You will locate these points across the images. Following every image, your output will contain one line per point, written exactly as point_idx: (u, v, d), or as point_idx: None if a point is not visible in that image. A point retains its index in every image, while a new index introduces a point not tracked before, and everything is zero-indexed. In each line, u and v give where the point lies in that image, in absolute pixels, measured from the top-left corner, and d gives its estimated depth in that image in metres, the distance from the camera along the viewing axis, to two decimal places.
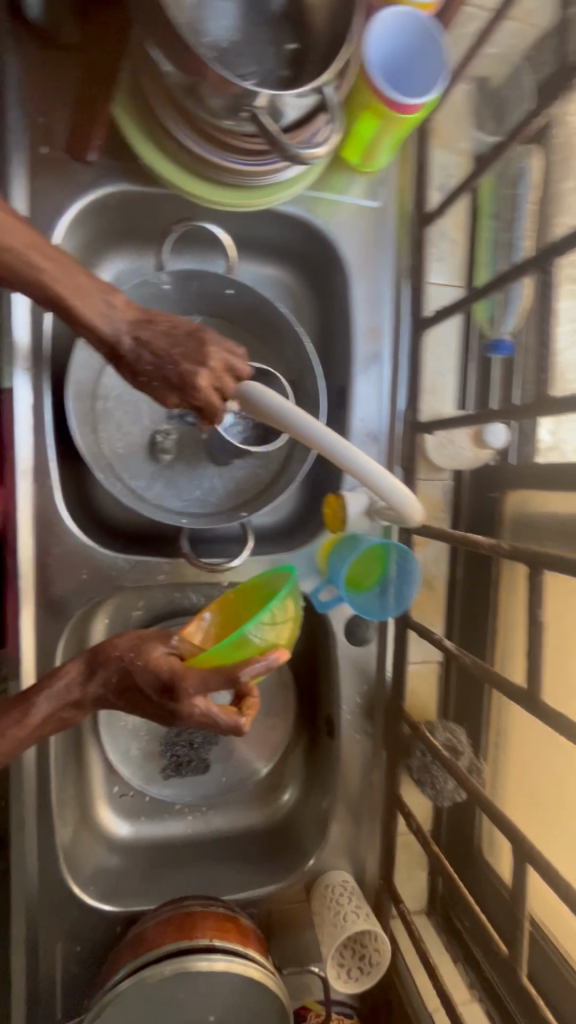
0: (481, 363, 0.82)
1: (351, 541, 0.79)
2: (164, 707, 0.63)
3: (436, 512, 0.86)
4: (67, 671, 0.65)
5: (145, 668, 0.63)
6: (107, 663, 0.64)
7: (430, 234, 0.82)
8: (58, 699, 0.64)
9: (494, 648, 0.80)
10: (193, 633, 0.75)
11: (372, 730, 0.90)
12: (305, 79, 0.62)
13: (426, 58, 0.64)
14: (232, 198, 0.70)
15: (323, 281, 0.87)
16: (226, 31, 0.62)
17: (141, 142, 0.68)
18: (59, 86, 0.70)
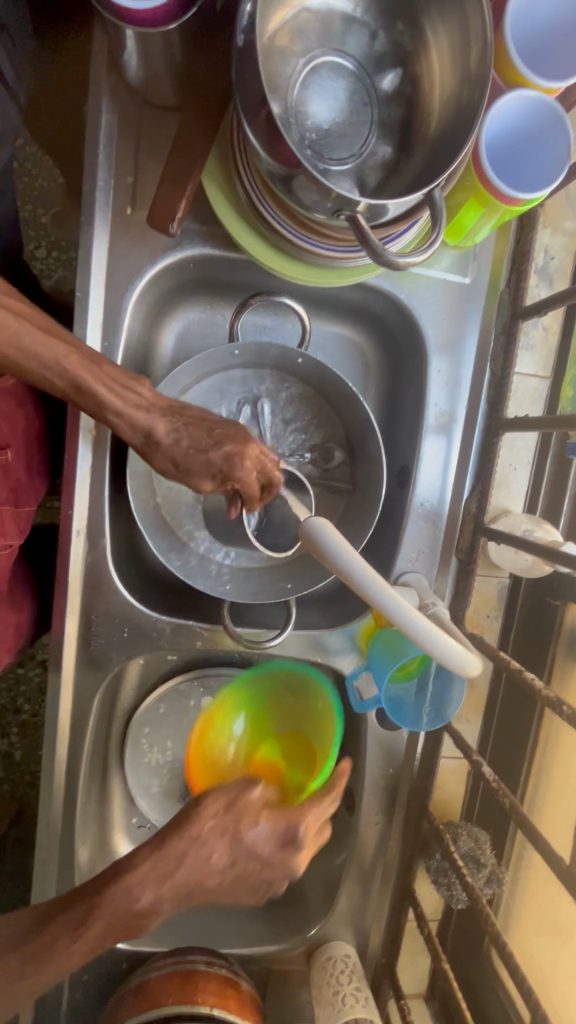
0: (558, 462, 0.79)
1: (394, 640, 0.76)
2: (273, 862, 0.58)
3: (490, 607, 0.82)
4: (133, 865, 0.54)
5: (250, 834, 0.56)
6: (194, 848, 0.55)
7: (521, 325, 0.76)
8: (126, 899, 0.53)
9: (528, 775, 0.79)
10: (226, 755, 0.89)
11: (391, 817, 0.88)
12: (409, 169, 0.57)
13: (546, 150, 0.58)
14: (313, 277, 0.67)
15: (397, 350, 0.81)
16: (330, 109, 0.57)
17: (228, 213, 0.66)
18: (151, 145, 0.67)
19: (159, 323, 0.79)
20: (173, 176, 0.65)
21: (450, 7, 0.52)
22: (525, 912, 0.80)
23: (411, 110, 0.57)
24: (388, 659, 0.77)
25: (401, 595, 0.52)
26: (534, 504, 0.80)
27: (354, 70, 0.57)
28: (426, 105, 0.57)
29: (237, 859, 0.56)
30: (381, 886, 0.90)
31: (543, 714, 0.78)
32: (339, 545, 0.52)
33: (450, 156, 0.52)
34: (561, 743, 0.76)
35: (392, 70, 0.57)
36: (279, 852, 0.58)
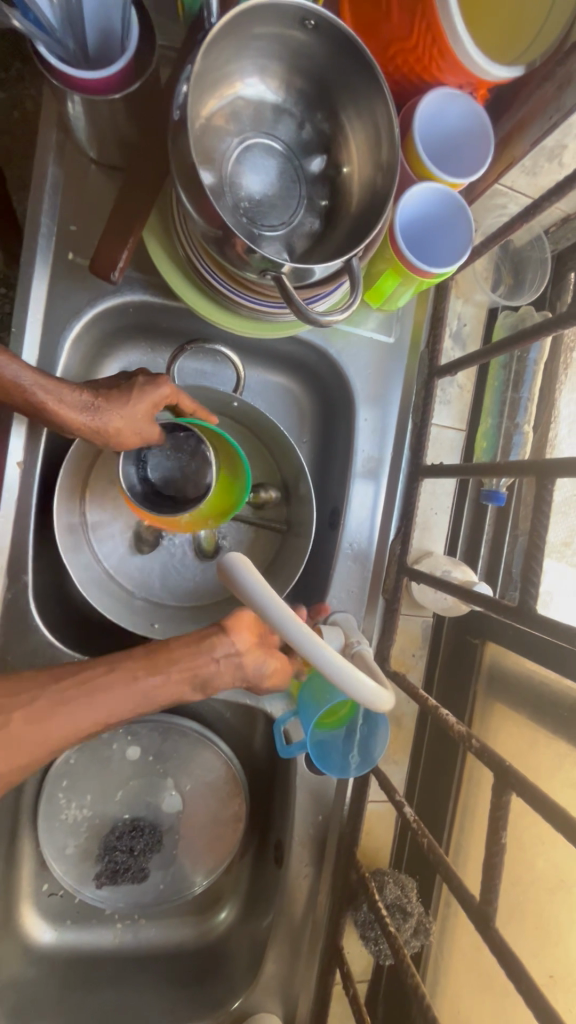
0: (476, 507, 0.84)
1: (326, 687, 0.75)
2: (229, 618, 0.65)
3: (415, 645, 0.84)
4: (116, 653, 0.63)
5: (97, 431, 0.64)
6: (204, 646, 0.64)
7: (438, 381, 0.82)
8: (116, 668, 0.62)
9: (454, 815, 0.78)
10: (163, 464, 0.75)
11: (322, 866, 0.86)
12: (332, 241, 0.63)
13: (451, 233, 0.67)
14: (247, 329, 0.72)
15: (329, 399, 0.87)
16: (262, 182, 0.63)
17: (165, 262, 0.69)
18: (95, 198, 0.71)
19: (97, 362, 0.80)
20: (114, 227, 0.68)
21: (362, 106, 0.58)
22: (451, 967, 0.77)
23: (335, 192, 0.64)
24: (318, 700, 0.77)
25: (323, 639, 0.53)
26: (454, 547, 0.84)
27: (283, 151, 0.63)
28: (348, 187, 0.63)
29: (91, 412, 0.63)
30: (310, 946, 0.86)
31: (465, 762, 0.78)
32: (261, 585, 0.53)
33: (366, 233, 0.59)
34: (481, 786, 0.75)
35: (319, 156, 0.64)
36: (100, 416, 0.63)
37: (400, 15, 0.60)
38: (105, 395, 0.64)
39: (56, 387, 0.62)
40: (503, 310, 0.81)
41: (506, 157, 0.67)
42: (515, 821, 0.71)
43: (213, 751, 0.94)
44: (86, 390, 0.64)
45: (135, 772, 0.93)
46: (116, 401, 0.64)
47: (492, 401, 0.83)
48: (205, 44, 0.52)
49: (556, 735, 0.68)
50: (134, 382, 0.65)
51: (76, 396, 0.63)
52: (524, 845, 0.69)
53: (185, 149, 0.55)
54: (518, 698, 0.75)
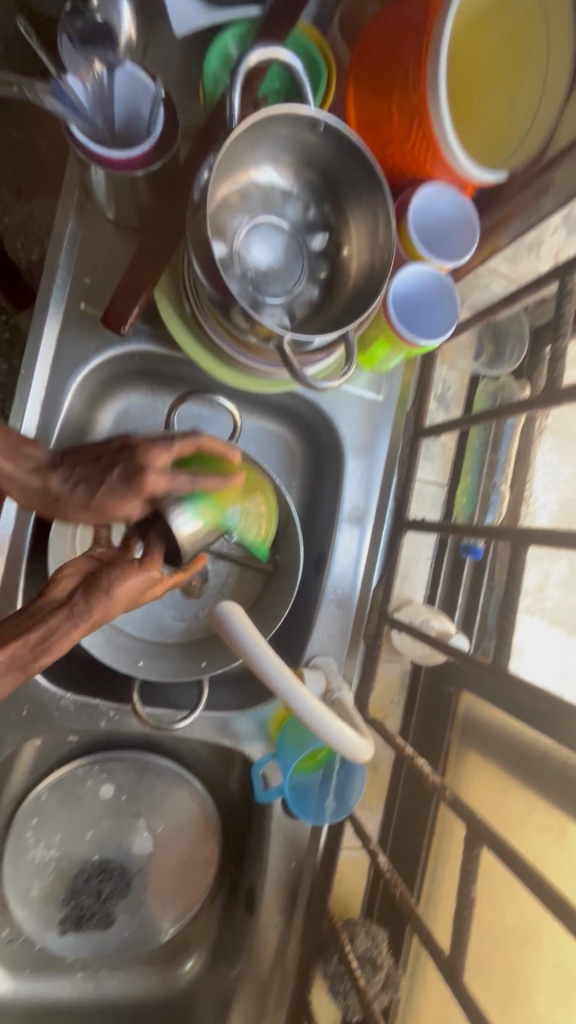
0: (454, 559, 0.87)
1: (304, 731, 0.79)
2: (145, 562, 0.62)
3: (393, 691, 0.87)
4: (63, 576, 0.58)
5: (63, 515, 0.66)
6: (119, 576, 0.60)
7: (422, 440, 0.87)
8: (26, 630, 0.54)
9: (426, 864, 0.79)
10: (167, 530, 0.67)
11: (293, 914, 0.86)
12: (330, 312, 0.69)
13: (438, 309, 0.73)
14: (245, 383, 0.76)
15: (319, 449, 0.91)
16: (267, 255, 0.68)
17: (172, 318, 0.74)
18: (109, 254, 0.75)
19: (99, 404, 0.83)
20: (126, 283, 0.72)
21: (363, 197, 0.64)
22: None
23: (334, 267, 0.70)
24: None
25: (305, 687, 0.56)
26: (434, 596, 0.87)
27: (289, 230, 0.69)
28: (346, 264, 0.69)
29: (57, 502, 0.65)
30: (277, 999, 0.85)
31: (438, 810, 0.80)
32: (251, 632, 0.56)
33: (363, 309, 0.64)
34: (454, 836, 0.76)
35: (321, 235, 0.69)
36: (65, 503, 0.65)
37: (399, 121, 0.66)
38: (70, 483, 0.64)
39: (35, 464, 0.65)
40: (484, 378, 0.88)
41: (489, 245, 0.74)
42: (486, 880, 0.70)
43: (188, 790, 0.94)
44: (56, 472, 0.65)
45: (107, 812, 0.92)
46: (82, 490, 0.64)
47: (471, 461, 0.88)
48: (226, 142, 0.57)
49: (527, 788, 0.71)
50: (101, 466, 0.64)
51: (41, 480, 0.64)
52: (494, 903, 0.69)
53: (200, 225, 0.60)
54: (491, 748, 0.77)
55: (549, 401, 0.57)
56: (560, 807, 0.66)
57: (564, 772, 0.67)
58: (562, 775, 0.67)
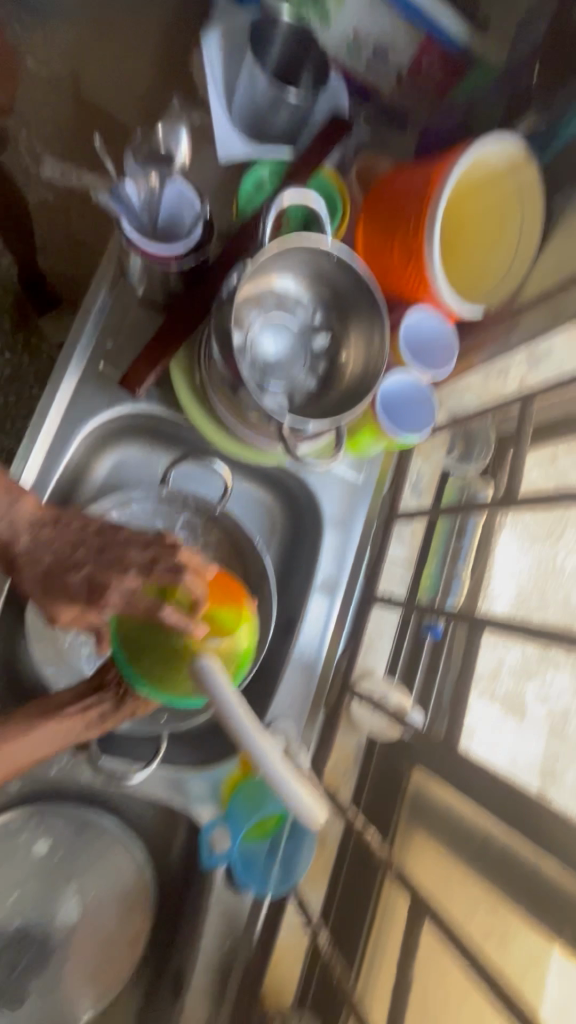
0: (415, 634, 0.91)
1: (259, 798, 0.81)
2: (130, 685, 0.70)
3: (347, 763, 0.88)
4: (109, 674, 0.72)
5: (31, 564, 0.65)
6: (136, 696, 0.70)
7: (395, 522, 0.95)
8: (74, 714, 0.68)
9: (365, 946, 0.76)
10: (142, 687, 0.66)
11: (221, 1003, 0.81)
12: (325, 402, 0.78)
13: (419, 410, 0.82)
14: (240, 452, 0.83)
15: (299, 519, 0.97)
16: (276, 348, 0.78)
17: (183, 389, 0.81)
18: (132, 325, 0.84)
19: (98, 455, 0.89)
20: (145, 354, 0.80)
21: (363, 313, 0.75)
22: None
23: (331, 365, 0.79)
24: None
25: (270, 740, 0.55)
26: (394, 669, 0.91)
27: (297, 328, 0.79)
28: (343, 363, 0.78)
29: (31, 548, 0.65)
30: None
31: (384, 878, 0.79)
32: (221, 678, 0.55)
33: (353, 404, 0.73)
34: (395, 913, 0.75)
35: (323, 337, 0.79)
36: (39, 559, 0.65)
37: (399, 258, 0.78)
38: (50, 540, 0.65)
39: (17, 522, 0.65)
40: (453, 474, 0.95)
41: (466, 364, 0.85)
42: (425, 951, 0.70)
43: (127, 852, 0.90)
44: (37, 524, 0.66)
45: (37, 873, 0.87)
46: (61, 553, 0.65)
47: (437, 549, 0.92)
48: (253, 259, 0.67)
49: (466, 869, 0.72)
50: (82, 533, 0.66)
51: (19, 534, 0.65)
52: (438, 981, 0.68)
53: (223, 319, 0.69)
54: (438, 830, 0.78)
55: (508, 505, 0.66)
56: (496, 889, 0.68)
57: (502, 855, 0.69)
58: (502, 859, 0.69)
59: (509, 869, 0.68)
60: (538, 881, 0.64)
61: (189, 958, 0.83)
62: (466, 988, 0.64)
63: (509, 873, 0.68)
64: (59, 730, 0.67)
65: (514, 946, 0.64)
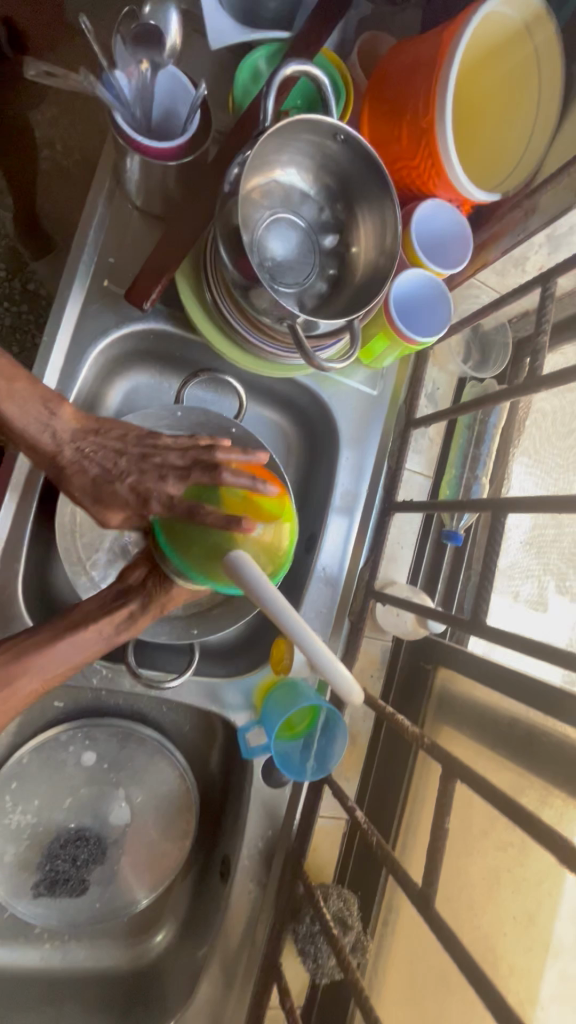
0: (436, 544, 0.92)
1: (291, 693, 0.83)
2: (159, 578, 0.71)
3: (374, 668, 0.91)
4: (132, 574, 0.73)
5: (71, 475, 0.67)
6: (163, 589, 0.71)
7: (413, 431, 0.93)
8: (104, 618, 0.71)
9: (399, 822, 0.82)
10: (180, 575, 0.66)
11: (267, 883, 0.88)
12: (337, 304, 0.76)
13: (433, 310, 0.80)
14: (253, 364, 0.81)
15: (315, 438, 0.97)
16: (284, 249, 0.75)
17: (190, 300, 0.79)
18: (133, 238, 0.81)
19: (110, 379, 0.88)
20: (150, 265, 0.77)
21: (373, 201, 0.71)
22: (387, 986, 0.79)
23: (342, 265, 0.76)
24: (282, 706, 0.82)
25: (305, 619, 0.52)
26: (416, 577, 0.93)
27: (304, 227, 0.76)
28: (354, 261, 0.75)
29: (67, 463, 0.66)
30: (245, 970, 0.86)
31: (416, 760, 0.83)
32: (248, 563, 0.53)
33: (366, 300, 0.72)
34: (428, 784, 0.80)
35: (332, 235, 0.76)
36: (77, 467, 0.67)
37: (407, 142, 0.74)
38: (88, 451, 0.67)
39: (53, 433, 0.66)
40: (470, 381, 0.95)
41: (481, 259, 0.81)
42: (458, 810, 0.78)
43: (169, 761, 0.95)
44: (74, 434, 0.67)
45: (88, 779, 0.93)
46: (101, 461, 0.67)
47: (456, 456, 0.95)
48: (253, 145, 0.64)
49: (493, 751, 0.76)
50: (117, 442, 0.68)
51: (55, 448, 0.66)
52: (471, 834, 0.75)
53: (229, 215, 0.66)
54: (465, 721, 0.81)
55: (530, 388, 0.64)
56: (521, 765, 0.72)
57: (528, 735, 0.72)
58: (528, 738, 0.72)
59: (535, 746, 0.71)
60: (561, 751, 0.67)
61: (234, 846, 0.89)
62: (496, 843, 0.72)
63: (533, 749, 0.71)
64: (89, 634, 0.70)
65: (541, 808, 0.68)
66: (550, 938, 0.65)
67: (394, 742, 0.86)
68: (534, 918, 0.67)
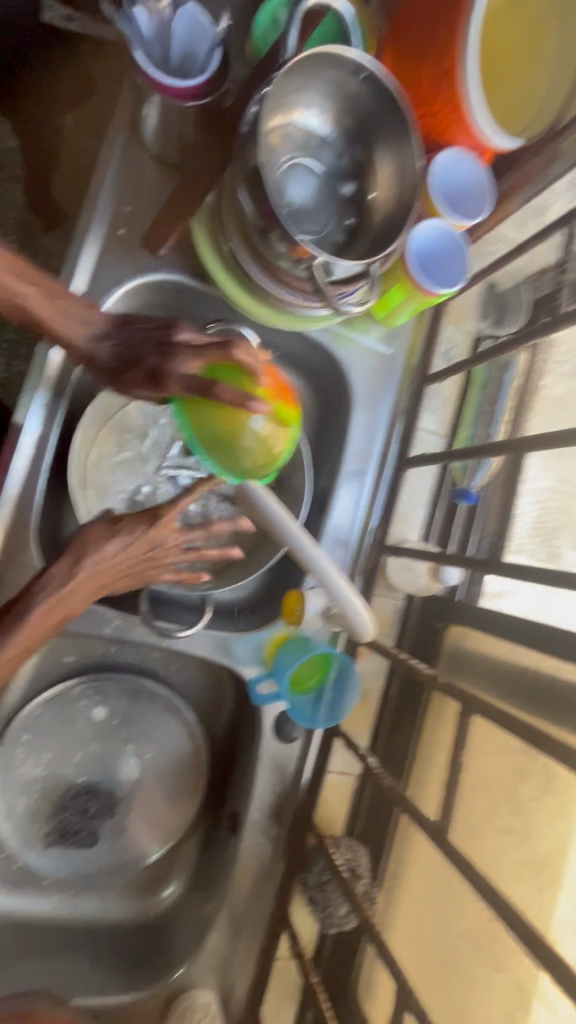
0: (448, 502, 0.93)
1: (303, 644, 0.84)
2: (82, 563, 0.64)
3: (385, 626, 0.91)
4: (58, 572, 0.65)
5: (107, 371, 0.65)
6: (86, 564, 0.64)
7: (427, 389, 0.93)
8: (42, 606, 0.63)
9: (412, 767, 0.82)
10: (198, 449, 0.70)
11: (276, 836, 0.88)
12: (356, 251, 0.75)
13: (452, 260, 0.78)
14: (266, 314, 0.80)
15: (326, 397, 0.95)
16: (301, 195, 0.74)
17: (208, 251, 0.79)
18: (149, 186, 0.80)
19: None
20: (167, 214, 0.77)
21: (394, 145, 0.71)
22: (398, 932, 0.79)
23: (360, 213, 0.75)
24: (296, 652, 0.83)
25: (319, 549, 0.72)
26: (429, 535, 0.93)
27: (323, 173, 0.75)
28: (372, 209, 0.75)
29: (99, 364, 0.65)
30: (254, 920, 0.87)
31: (426, 710, 0.83)
32: (272, 501, 0.71)
33: (387, 243, 0.71)
34: (444, 724, 0.79)
35: (350, 182, 0.75)
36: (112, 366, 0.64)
37: (427, 87, 0.73)
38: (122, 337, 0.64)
39: (91, 332, 0.65)
40: (485, 336, 0.95)
41: (499, 211, 0.81)
42: (478, 748, 0.78)
43: (178, 719, 0.95)
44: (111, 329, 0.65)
45: (98, 736, 0.93)
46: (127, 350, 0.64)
47: (470, 418, 0.94)
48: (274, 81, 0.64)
49: (507, 701, 0.75)
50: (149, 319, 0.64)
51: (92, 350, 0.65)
52: (491, 767, 0.76)
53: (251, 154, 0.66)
54: (477, 675, 0.81)
55: (552, 327, 0.63)
56: (534, 713, 0.72)
57: (541, 684, 0.72)
58: (541, 686, 0.72)
59: (548, 693, 0.71)
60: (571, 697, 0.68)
61: (244, 801, 0.89)
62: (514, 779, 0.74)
63: (546, 699, 0.71)
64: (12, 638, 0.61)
65: None
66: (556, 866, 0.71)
67: (405, 692, 0.86)
68: (543, 856, 0.71)
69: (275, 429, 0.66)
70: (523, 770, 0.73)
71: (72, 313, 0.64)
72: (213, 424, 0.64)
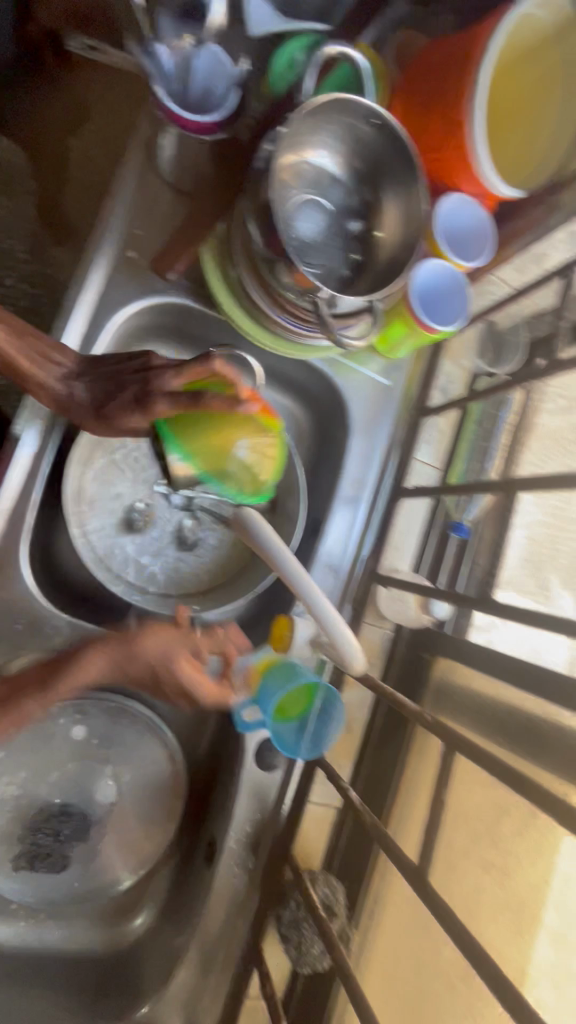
0: (440, 534, 0.92)
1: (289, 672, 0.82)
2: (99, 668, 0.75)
3: (372, 657, 0.90)
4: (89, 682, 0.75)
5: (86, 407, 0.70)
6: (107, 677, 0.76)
7: (424, 423, 0.94)
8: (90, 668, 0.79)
9: (394, 801, 0.81)
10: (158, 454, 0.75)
11: (252, 868, 0.86)
12: (361, 285, 0.77)
13: (452, 299, 0.80)
14: (269, 342, 0.82)
15: (326, 422, 0.97)
16: (309, 229, 0.76)
17: (216, 278, 0.80)
18: (161, 213, 0.82)
19: None
20: (178, 241, 0.79)
21: (401, 187, 0.73)
22: (372, 972, 0.78)
23: (366, 249, 0.77)
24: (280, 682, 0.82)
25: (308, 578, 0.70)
26: (420, 566, 0.92)
27: (333, 210, 0.77)
28: (378, 246, 0.76)
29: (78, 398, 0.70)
30: (225, 957, 0.84)
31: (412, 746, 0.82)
32: (267, 527, 0.72)
33: (389, 280, 0.73)
34: (427, 759, 0.80)
35: (357, 219, 0.77)
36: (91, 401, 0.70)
37: (437, 135, 0.76)
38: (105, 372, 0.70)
39: (63, 372, 0.70)
40: (483, 376, 0.96)
41: (501, 254, 0.83)
42: (462, 786, 0.78)
43: (159, 742, 0.94)
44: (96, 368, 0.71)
45: (76, 755, 0.91)
46: (108, 388, 0.69)
47: (465, 452, 0.94)
48: (288, 122, 0.66)
49: (493, 739, 0.75)
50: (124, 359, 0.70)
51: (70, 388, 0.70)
52: (473, 806, 0.76)
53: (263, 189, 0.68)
54: (463, 711, 0.81)
55: (548, 372, 0.65)
56: (519, 752, 0.71)
57: (527, 723, 0.72)
58: (526, 725, 0.72)
59: (533, 733, 0.71)
60: (555, 738, 0.68)
61: (222, 830, 0.87)
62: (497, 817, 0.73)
63: (531, 738, 0.71)
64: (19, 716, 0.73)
65: None
66: (538, 911, 0.69)
67: (389, 725, 0.86)
68: (525, 900, 0.69)
69: (258, 449, 0.73)
70: (504, 808, 0.73)
71: (56, 357, 0.70)
72: (210, 448, 0.72)
